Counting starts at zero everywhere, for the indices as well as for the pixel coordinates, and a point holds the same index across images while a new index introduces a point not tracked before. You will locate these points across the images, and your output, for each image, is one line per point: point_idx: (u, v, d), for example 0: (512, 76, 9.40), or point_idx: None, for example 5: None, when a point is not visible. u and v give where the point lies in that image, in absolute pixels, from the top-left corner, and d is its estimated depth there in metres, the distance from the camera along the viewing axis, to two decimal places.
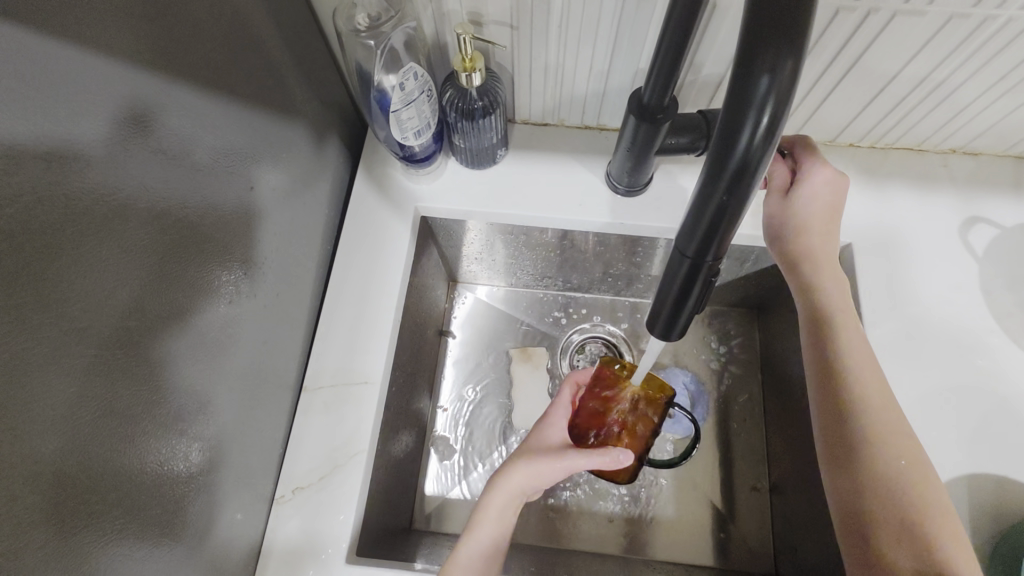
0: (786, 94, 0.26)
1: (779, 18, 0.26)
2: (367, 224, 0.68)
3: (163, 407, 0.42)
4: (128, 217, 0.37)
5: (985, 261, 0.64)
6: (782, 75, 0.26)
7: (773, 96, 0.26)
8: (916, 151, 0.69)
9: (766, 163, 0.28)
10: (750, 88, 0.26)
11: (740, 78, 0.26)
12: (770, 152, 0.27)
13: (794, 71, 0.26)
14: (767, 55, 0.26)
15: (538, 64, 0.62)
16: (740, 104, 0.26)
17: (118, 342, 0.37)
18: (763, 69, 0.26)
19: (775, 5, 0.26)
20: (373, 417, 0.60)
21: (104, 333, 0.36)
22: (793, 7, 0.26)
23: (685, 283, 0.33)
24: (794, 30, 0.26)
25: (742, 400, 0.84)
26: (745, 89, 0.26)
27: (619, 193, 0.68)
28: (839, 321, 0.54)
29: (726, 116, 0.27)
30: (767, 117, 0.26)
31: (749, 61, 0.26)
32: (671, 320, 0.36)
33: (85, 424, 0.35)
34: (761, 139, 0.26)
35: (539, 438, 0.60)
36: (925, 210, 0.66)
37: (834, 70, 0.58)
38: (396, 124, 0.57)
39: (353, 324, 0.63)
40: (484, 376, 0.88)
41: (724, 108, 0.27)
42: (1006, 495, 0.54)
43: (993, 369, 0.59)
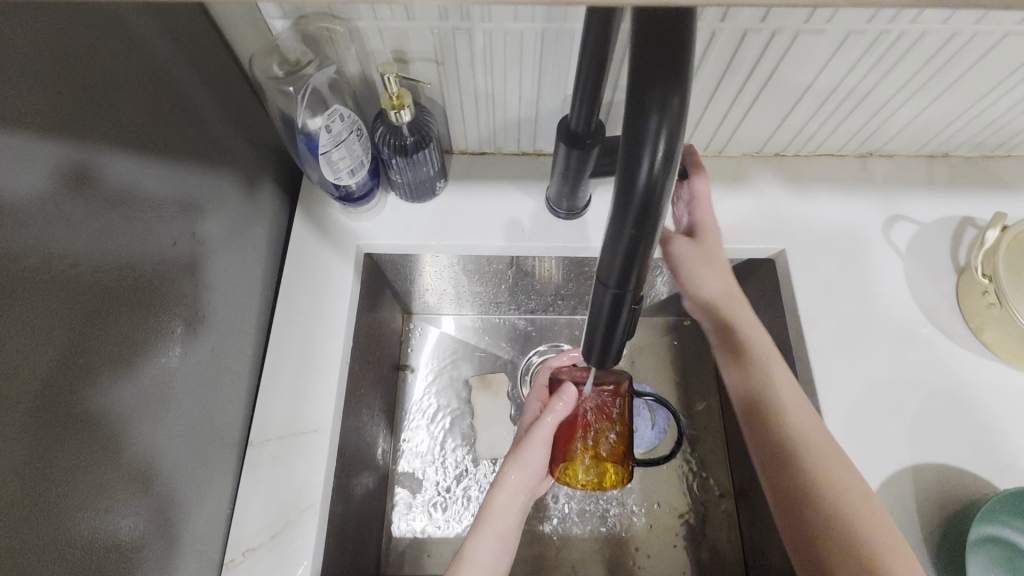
0: (679, 124, 0.26)
1: (667, 50, 0.26)
2: (307, 266, 0.65)
3: (86, 485, 0.39)
4: (30, 283, 0.35)
5: (909, 255, 0.66)
6: (672, 109, 0.26)
7: (666, 130, 0.26)
8: (837, 156, 0.73)
9: (670, 189, 0.28)
10: (643, 123, 0.26)
11: (633, 114, 0.27)
12: (673, 178, 0.28)
13: (683, 104, 0.26)
14: (658, 88, 0.26)
15: (467, 96, 0.62)
16: (637, 138, 0.27)
17: (28, 420, 0.35)
18: (654, 105, 0.26)
19: (659, 35, 0.26)
20: (325, 466, 0.56)
21: (12, 412, 0.33)
22: (677, 37, 0.26)
23: (612, 312, 0.34)
24: (682, 64, 0.26)
25: (701, 408, 0.85)
26: (638, 125, 0.27)
27: (561, 216, 0.69)
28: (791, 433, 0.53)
29: (625, 150, 0.28)
30: (664, 148, 0.27)
31: (640, 98, 0.26)
32: (605, 347, 0.37)
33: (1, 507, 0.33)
34: (660, 168, 0.27)
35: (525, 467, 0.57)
36: (850, 212, 0.69)
37: (751, 87, 0.61)
38: (328, 165, 0.56)
39: (297, 371, 0.60)
40: (445, 408, 0.86)
41: (624, 141, 0.28)
42: (950, 481, 0.55)
43: (926, 360, 0.61)
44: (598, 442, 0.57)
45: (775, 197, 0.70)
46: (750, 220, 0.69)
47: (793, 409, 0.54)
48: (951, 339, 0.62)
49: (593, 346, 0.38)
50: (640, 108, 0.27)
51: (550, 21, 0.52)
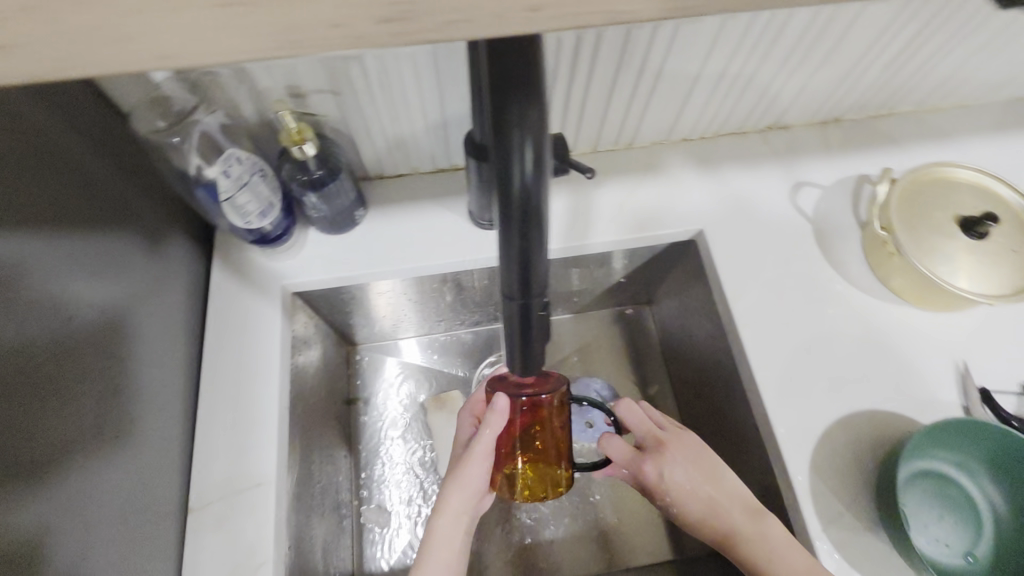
0: (541, 131, 0.27)
1: (515, 66, 0.25)
2: (232, 315, 0.63)
3: None
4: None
5: (816, 219, 0.70)
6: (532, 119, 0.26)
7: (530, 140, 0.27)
8: (740, 134, 0.76)
9: (547, 193, 0.29)
10: (507, 135, 0.27)
11: (496, 129, 0.27)
12: (548, 182, 0.29)
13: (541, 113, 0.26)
14: (513, 106, 0.26)
15: (371, 121, 0.62)
16: (504, 151, 0.27)
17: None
18: (514, 116, 0.26)
19: (506, 47, 0.25)
20: (273, 520, 0.54)
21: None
22: (525, 47, 0.24)
23: (522, 318, 0.35)
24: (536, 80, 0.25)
25: (654, 392, 0.87)
26: (503, 138, 0.27)
27: (486, 227, 0.69)
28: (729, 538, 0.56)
29: (496, 163, 0.28)
30: (531, 155, 0.27)
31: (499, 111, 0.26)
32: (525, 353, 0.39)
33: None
34: (532, 174, 0.28)
35: (462, 490, 0.56)
36: (759, 185, 0.72)
37: (646, 79, 0.63)
38: (234, 211, 0.54)
39: (234, 426, 0.58)
40: (403, 434, 0.85)
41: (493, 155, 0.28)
42: (881, 425, 0.59)
43: (844, 315, 0.64)
44: (540, 436, 0.56)
45: (688, 180, 0.73)
46: (668, 205, 0.71)
47: (682, 482, 0.59)
48: (863, 291, 0.66)
49: (513, 354, 0.39)
50: (502, 121, 0.26)
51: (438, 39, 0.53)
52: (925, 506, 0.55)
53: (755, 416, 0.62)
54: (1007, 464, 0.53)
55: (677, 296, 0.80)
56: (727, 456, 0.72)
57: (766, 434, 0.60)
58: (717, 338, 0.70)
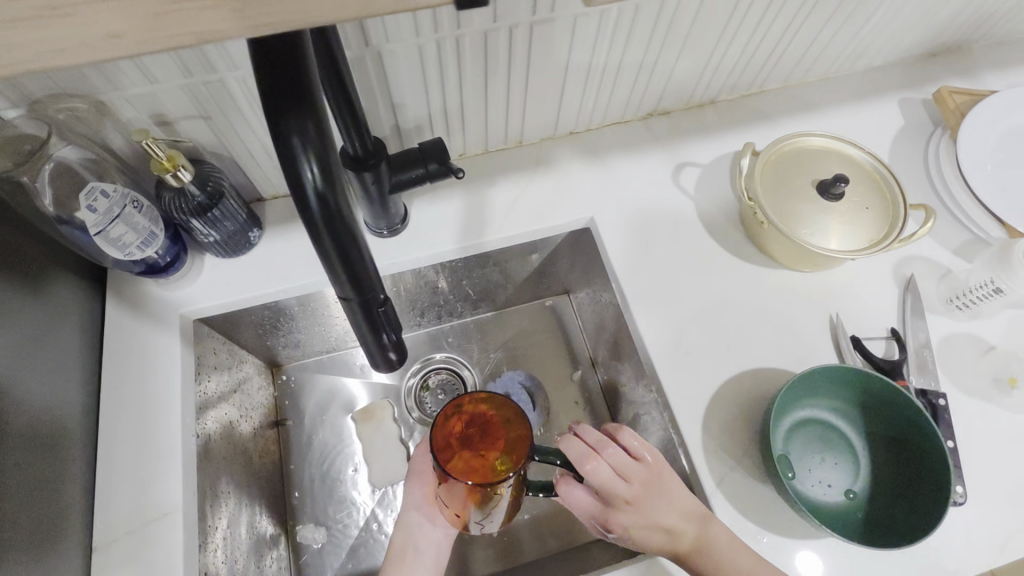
0: (321, 136, 0.29)
1: (290, 77, 0.28)
2: (129, 348, 0.63)
3: None
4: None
5: (698, 196, 0.74)
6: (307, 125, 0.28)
7: (310, 147, 0.28)
8: (623, 123, 0.80)
9: (345, 193, 0.31)
10: (288, 147, 0.28)
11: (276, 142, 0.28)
12: (343, 183, 0.30)
13: (317, 122, 0.29)
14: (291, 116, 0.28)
15: (250, 142, 0.63)
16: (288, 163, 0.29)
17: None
18: (291, 126, 0.28)
19: (275, 67, 0.28)
20: (181, 549, 0.54)
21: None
22: (292, 65, 0.28)
23: (366, 315, 0.36)
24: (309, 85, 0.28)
25: (578, 379, 0.90)
26: (285, 150, 0.28)
27: (385, 236, 0.71)
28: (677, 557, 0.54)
29: (287, 175, 0.29)
30: (315, 162, 0.29)
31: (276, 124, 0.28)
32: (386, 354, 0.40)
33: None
34: (322, 179, 0.29)
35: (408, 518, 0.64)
36: (644, 169, 0.76)
37: (517, 79, 0.65)
38: (111, 244, 0.54)
39: (136, 459, 0.57)
40: (333, 450, 0.84)
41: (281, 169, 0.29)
42: (766, 381, 0.63)
43: (727, 283, 0.68)
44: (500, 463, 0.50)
45: (577, 171, 0.76)
46: (559, 197, 0.74)
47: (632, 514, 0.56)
48: (744, 259, 0.70)
49: (375, 355, 0.40)
50: (281, 133, 0.28)
51: None
52: (811, 451, 0.59)
53: (654, 388, 0.66)
54: (873, 400, 0.58)
55: (585, 282, 0.83)
56: (642, 429, 0.76)
57: (664, 403, 0.63)
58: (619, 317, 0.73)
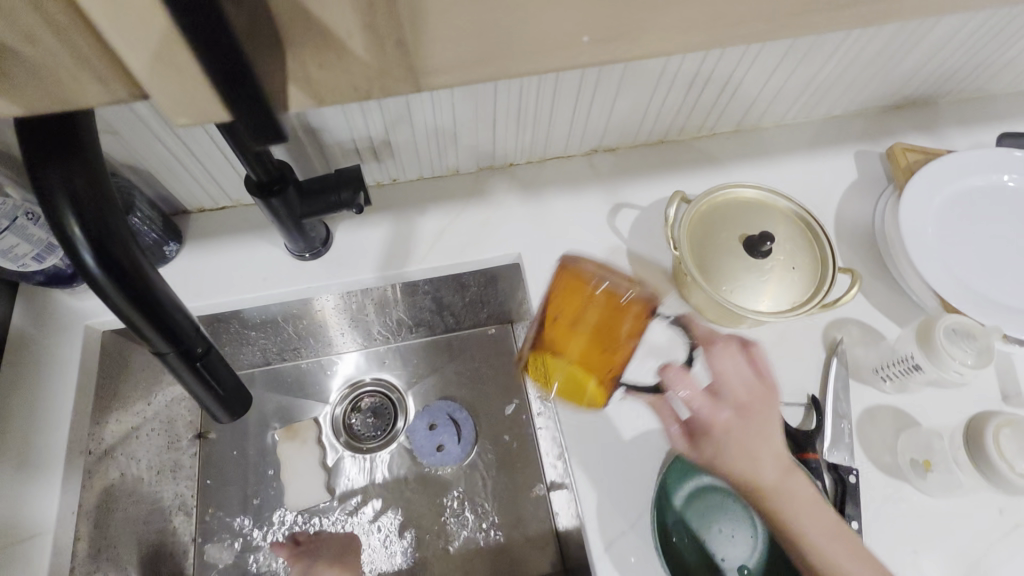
0: (88, 188, 0.31)
1: (58, 143, 0.31)
2: (29, 357, 0.62)
3: None
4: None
5: (632, 239, 0.72)
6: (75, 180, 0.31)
7: (76, 200, 0.31)
8: (567, 157, 0.78)
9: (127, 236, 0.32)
10: (55, 204, 0.30)
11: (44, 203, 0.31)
12: (122, 228, 0.32)
13: (85, 175, 0.31)
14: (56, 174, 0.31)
15: (165, 158, 0.62)
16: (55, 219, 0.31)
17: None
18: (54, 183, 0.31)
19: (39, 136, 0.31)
20: (48, 568, 0.55)
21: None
22: (58, 130, 0.32)
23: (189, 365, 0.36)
24: (77, 148, 0.32)
25: (511, 413, 0.88)
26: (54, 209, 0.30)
27: (307, 259, 0.69)
28: (773, 505, 0.52)
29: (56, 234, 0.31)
30: (82, 212, 0.31)
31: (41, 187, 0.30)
32: (223, 403, 0.39)
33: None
34: (91, 227, 0.31)
35: None
36: (580, 207, 0.74)
37: (443, 110, 0.64)
38: (1, 256, 0.54)
39: (18, 472, 0.57)
40: (254, 467, 0.83)
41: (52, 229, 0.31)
42: (674, 441, 0.60)
43: (647, 334, 0.66)
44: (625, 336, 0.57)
45: (511, 205, 0.74)
46: (489, 231, 0.72)
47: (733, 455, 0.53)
48: (669, 310, 0.68)
49: (215, 406, 0.39)
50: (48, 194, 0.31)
51: None
52: (714, 516, 0.58)
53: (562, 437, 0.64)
54: None
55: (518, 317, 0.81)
56: None
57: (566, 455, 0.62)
58: None
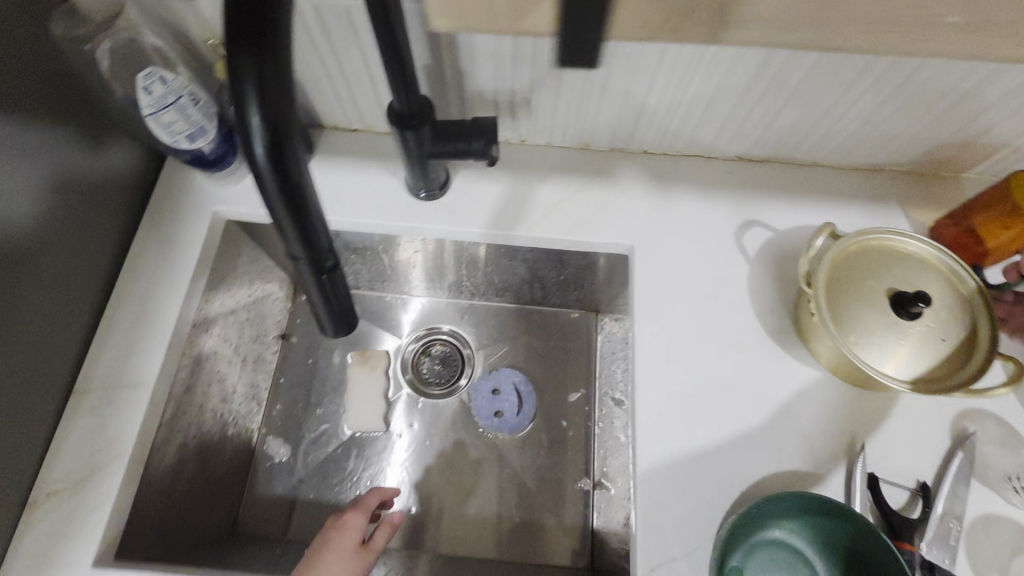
0: (272, 86, 0.32)
1: (253, 28, 0.31)
2: (162, 226, 0.67)
3: None
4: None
5: (756, 261, 0.66)
6: (261, 73, 0.32)
7: (258, 97, 0.32)
8: (706, 157, 0.72)
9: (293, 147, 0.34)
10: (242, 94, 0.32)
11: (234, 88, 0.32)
12: (291, 138, 0.33)
13: (271, 70, 0.32)
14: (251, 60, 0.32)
15: (319, 70, 0.63)
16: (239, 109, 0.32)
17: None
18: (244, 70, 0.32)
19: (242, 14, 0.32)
20: (140, 416, 0.58)
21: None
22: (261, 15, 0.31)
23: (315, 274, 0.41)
24: (272, 41, 0.32)
25: (574, 401, 0.85)
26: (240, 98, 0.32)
27: (421, 198, 0.70)
28: None
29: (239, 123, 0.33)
30: (262, 110, 0.32)
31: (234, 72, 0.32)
32: (328, 309, 0.44)
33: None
34: (268, 129, 0.32)
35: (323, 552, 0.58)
36: (708, 213, 0.69)
37: (595, 78, 0.61)
38: (161, 127, 0.58)
39: (132, 326, 0.62)
40: (322, 380, 0.86)
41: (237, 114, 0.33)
42: (750, 482, 0.56)
43: (748, 364, 0.61)
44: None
45: (635, 194, 0.70)
46: (606, 214, 0.69)
47: None
48: (780, 345, 0.62)
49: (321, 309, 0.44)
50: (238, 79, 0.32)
51: None
52: (774, 573, 0.52)
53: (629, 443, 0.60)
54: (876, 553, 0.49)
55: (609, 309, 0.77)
56: None
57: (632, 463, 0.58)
58: None
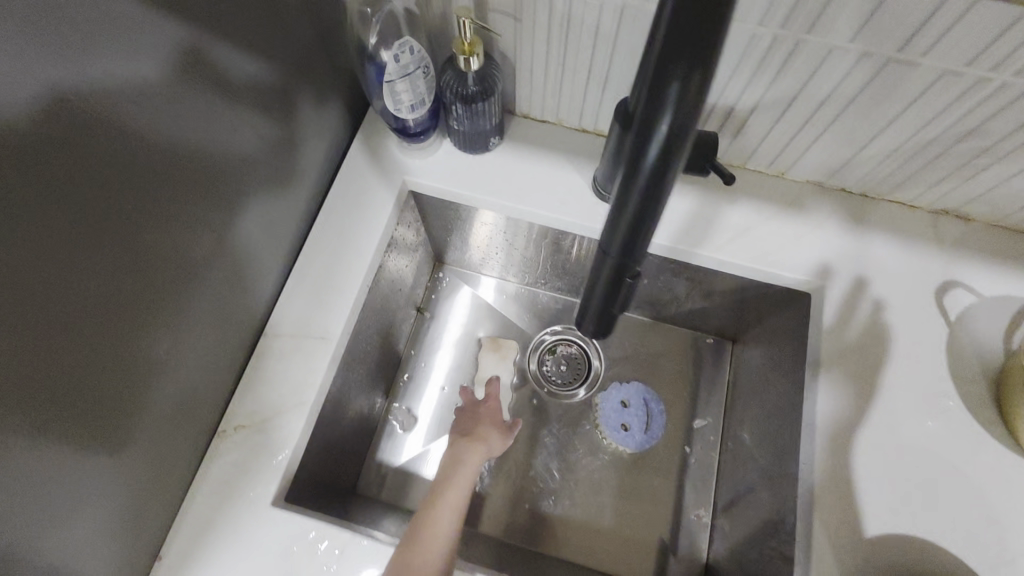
0: (691, 106, 0.31)
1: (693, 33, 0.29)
2: (354, 187, 0.69)
3: (111, 334, 0.41)
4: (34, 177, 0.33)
5: (956, 325, 0.62)
6: (688, 87, 0.31)
7: (674, 114, 0.32)
8: (909, 206, 0.68)
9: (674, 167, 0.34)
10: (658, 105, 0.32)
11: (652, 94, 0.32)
12: (680, 157, 0.34)
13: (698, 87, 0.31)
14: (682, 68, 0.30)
15: (539, 59, 0.63)
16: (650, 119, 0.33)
17: (32, 319, 0.35)
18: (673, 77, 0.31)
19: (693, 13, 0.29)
20: (324, 369, 0.61)
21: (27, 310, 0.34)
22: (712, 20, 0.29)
23: (614, 270, 0.43)
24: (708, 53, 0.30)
25: (699, 427, 0.83)
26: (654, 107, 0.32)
27: (604, 198, 0.69)
28: None
29: (640, 130, 0.34)
30: (670, 129, 0.32)
31: (659, 80, 0.31)
32: (605, 299, 0.48)
33: (15, 383, 0.34)
34: (667, 147, 0.33)
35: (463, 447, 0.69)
36: (907, 266, 0.65)
37: (829, 109, 0.58)
38: (391, 95, 0.58)
39: (321, 280, 0.64)
40: (450, 360, 0.89)
41: (640, 121, 0.34)
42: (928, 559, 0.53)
43: (940, 434, 0.57)
44: None
45: (828, 232, 0.67)
46: (796, 248, 0.66)
47: None
48: (976, 420, 0.58)
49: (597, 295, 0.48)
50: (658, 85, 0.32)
51: None
52: None
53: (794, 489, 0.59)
54: None
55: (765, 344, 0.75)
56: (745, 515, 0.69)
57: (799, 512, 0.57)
58: (788, 398, 0.66)
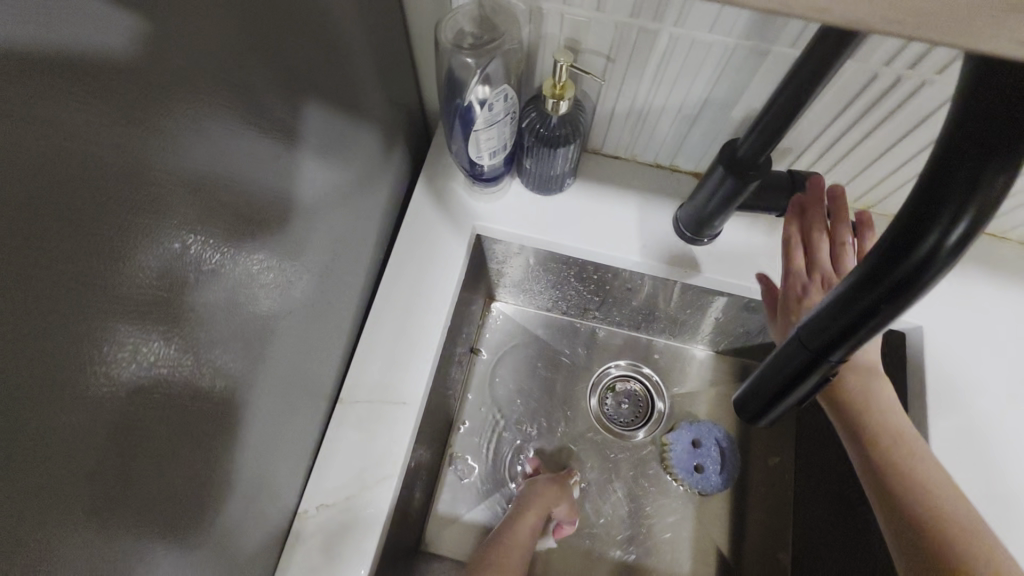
0: (984, 215, 0.28)
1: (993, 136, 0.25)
2: (420, 235, 0.65)
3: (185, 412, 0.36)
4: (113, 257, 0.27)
5: None
6: (985, 194, 0.27)
7: (960, 221, 0.28)
8: (999, 238, 0.67)
9: (941, 274, 0.30)
10: (935, 209, 0.28)
11: (928, 195, 0.28)
12: (951, 266, 0.30)
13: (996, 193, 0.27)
14: (972, 171, 0.27)
15: (624, 98, 0.60)
16: (922, 222, 0.29)
17: (103, 423, 0.29)
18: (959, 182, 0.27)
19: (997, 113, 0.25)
20: (407, 437, 0.57)
21: (107, 410, 0.29)
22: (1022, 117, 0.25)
23: (809, 361, 0.40)
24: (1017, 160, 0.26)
25: (771, 464, 0.81)
26: (925, 213, 0.29)
27: (686, 238, 0.65)
28: None
29: (901, 231, 0.30)
30: (961, 230, 0.28)
31: (938, 185, 0.28)
32: (782, 383, 0.44)
33: (85, 504, 0.28)
34: (946, 253, 0.29)
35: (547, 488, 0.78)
36: (1002, 302, 0.64)
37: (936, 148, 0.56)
38: (473, 144, 0.55)
39: (395, 339, 0.60)
40: (507, 404, 0.84)
41: (903, 219, 0.30)
42: None
43: None
44: None
45: None
46: None
47: None
48: None
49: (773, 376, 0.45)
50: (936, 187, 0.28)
51: (747, 39, 0.49)
52: None
53: None
54: None
55: None
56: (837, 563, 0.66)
57: None
58: None
